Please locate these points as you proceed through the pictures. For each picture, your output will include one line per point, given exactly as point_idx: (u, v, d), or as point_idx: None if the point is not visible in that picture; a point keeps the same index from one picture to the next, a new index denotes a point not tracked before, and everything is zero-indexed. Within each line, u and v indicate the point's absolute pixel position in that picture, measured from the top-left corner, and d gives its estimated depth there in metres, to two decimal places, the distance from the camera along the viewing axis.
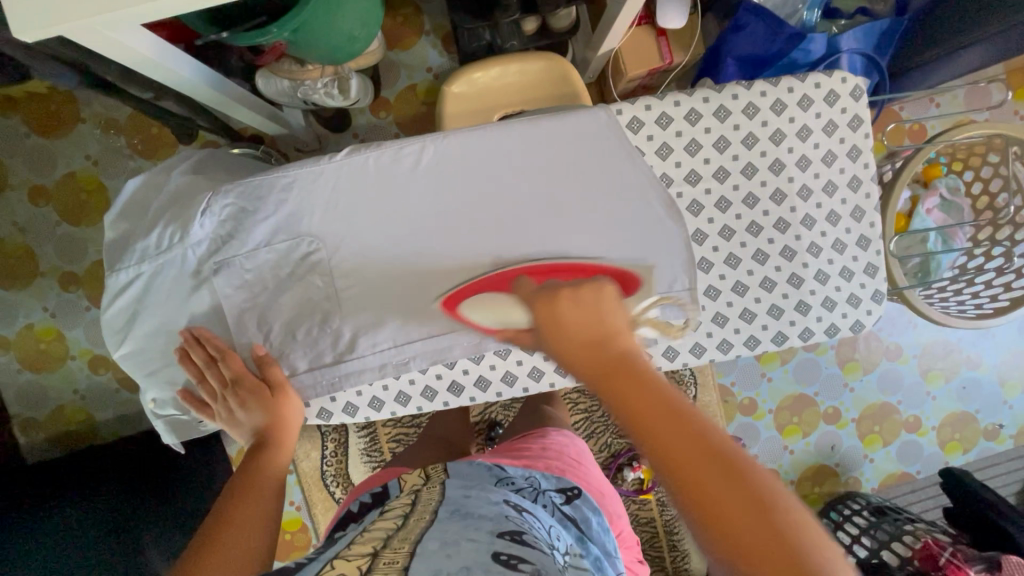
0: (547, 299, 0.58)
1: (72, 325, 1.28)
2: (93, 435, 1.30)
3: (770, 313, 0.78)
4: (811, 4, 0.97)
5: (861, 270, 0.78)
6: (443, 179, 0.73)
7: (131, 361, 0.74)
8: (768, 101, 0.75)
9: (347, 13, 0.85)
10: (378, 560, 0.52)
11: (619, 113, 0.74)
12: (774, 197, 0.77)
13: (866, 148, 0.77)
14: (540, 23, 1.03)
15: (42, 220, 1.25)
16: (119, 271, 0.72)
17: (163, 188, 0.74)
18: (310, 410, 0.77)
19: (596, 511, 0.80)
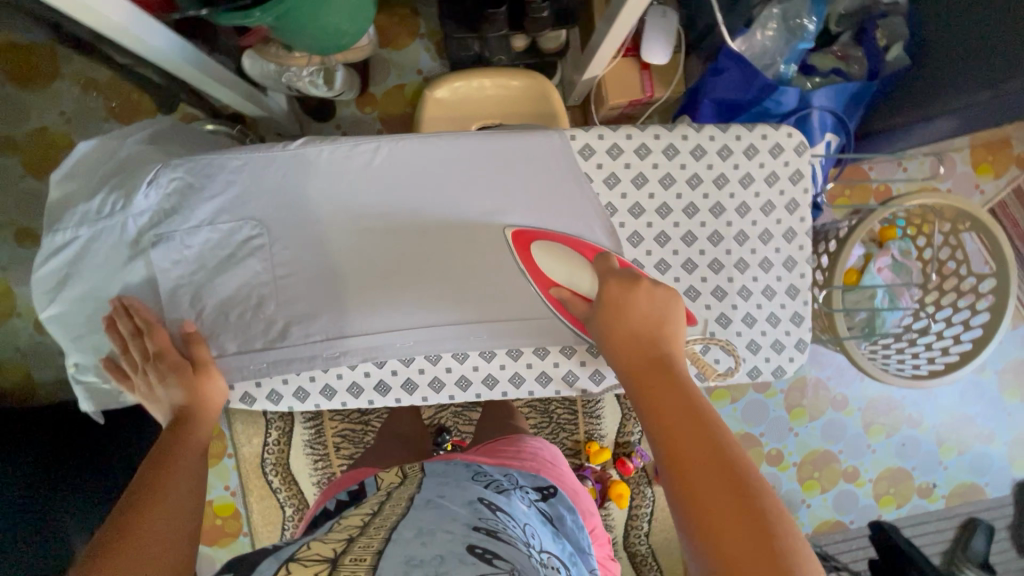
0: (624, 284, 0.65)
1: (21, 281, 1.24)
2: (27, 396, 1.26)
3: (696, 349, 0.80)
4: (788, 59, 0.99)
5: (787, 318, 0.81)
6: (395, 180, 0.74)
7: (59, 323, 0.73)
8: (715, 145, 0.78)
9: (334, 8, 0.87)
10: (353, 547, 0.56)
11: (573, 138, 0.76)
12: (711, 238, 0.79)
13: (803, 202, 0.80)
14: (530, 42, 1.05)
15: (5, 170, 1.22)
16: (57, 232, 0.71)
17: (116, 153, 0.75)
18: (234, 392, 0.76)
19: (569, 509, 0.88)
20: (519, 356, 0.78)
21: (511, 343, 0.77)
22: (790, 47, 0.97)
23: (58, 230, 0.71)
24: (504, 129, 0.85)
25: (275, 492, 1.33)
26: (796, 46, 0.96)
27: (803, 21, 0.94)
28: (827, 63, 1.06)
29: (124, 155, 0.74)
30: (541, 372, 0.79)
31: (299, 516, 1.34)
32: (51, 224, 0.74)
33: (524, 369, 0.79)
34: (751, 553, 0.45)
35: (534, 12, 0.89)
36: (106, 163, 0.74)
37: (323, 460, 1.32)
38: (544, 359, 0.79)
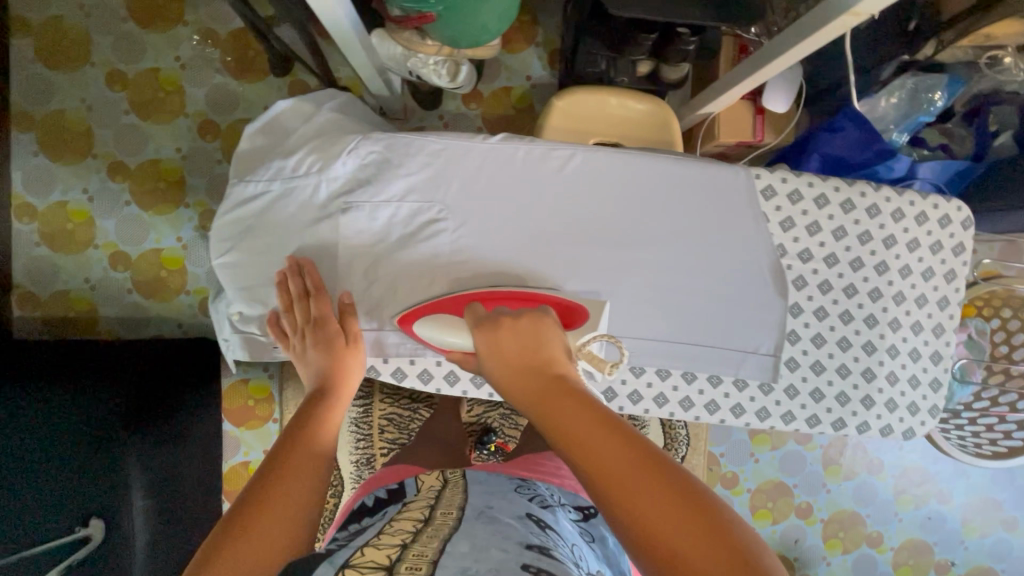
0: (490, 327, 0.60)
1: (106, 214, 1.25)
2: (89, 328, 1.26)
3: (837, 399, 0.76)
4: (903, 128, 1.01)
5: (926, 383, 0.78)
6: (583, 187, 0.74)
7: (227, 269, 0.73)
8: (890, 207, 0.75)
9: (490, 6, 0.90)
10: (405, 552, 0.55)
11: (758, 177, 0.74)
12: (871, 294, 0.76)
13: (961, 274, 0.77)
14: (653, 68, 1.08)
15: (111, 104, 1.24)
16: (248, 182, 0.73)
17: (310, 118, 0.76)
18: (385, 365, 0.75)
19: (611, 531, 0.83)
20: (668, 377, 0.75)
21: (666, 360, 0.74)
22: (908, 118, 0.99)
23: (251, 180, 0.73)
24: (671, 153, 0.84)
25: None
26: (916, 117, 0.98)
27: (933, 95, 0.97)
28: (934, 137, 1.08)
29: (322, 122, 0.76)
30: (686, 397, 0.75)
31: (332, 495, 1.32)
32: (237, 171, 0.75)
33: (669, 391, 0.75)
34: (697, 543, 0.41)
35: (680, 42, 0.92)
36: (274, 120, 0.76)
37: (364, 441, 1.29)
38: (690, 384, 0.75)
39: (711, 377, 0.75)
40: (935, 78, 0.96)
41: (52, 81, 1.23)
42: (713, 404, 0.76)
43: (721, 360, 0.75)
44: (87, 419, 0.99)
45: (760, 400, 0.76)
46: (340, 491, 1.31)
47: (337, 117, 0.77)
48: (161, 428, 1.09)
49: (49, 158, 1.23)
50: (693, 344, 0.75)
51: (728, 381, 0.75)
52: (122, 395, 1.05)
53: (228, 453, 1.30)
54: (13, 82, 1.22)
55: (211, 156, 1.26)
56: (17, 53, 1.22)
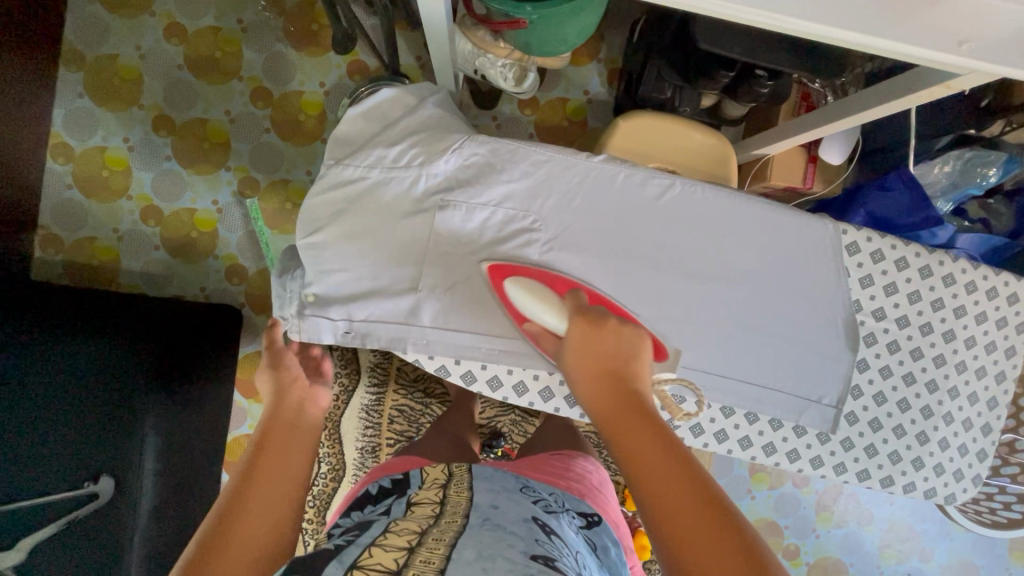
0: (590, 325, 0.59)
1: (144, 166, 1.23)
2: (109, 279, 1.23)
3: (888, 457, 0.77)
4: (949, 198, 1.04)
5: (973, 452, 0.79)
6: (676, 220, 0.75)
7: (312, 251, 0.72)
8: (965, 278, 0.77)
9: (577, 21, 0.90)
10: (413, 556, 0.53)
11: (845, 232, 0.75)
12: (936, 359, 0.77)
13: (1021, 352, 0.79)
14: (716, 103, 1.10)
15: (165, 56, 1.22)
16: (347, 165, 0.72)
17: (413, 109, 0.76)
18: (456, 368, 0.74)
19: (614, 542, 0.74)
20: (731, 415, 0.75)
21: (735, 399, 0.74)
22: (955, 189, 1.02)
23: (349, 164, 0.72)
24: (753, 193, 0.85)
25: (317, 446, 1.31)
26: (964, 190, 1.01)
27: (987, 170, 0.99)
28: (976, 210, 1.11)
29: (404, 112, 0.76)
30: (745, 435, 0.76)
31: (332, 479, 1.30)
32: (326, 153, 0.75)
33: (729, 428, 0.76)
34: None
35: (755, 84, 0.94)
36: (364, 105, 0.76)
37: (372, 430, 1.28)
38: (751, 425, 0.76)
39: (773, 420, 0.75)
40: (994, 155, 0.98)
41: (108, 25, 1.20)
42: (771, 447, 0.76)
43: (786, 405, 0.75)
44: (118, 373, 0.99)
45: (815, 448, 0.77)
46: (340, 473, 1.30)
47: (424, 111, 0.76)
48: (182, 389, 1.07)
49: (94, 102, 1.21)
50: (765, 388, 0.75)
51: (787, 426, 0.76)
52: (153, 347, 1.03)
53: (234, 423, 1.28)
54: (69, 20, 1.19)
55: (258, 124, 1.25)
56: None
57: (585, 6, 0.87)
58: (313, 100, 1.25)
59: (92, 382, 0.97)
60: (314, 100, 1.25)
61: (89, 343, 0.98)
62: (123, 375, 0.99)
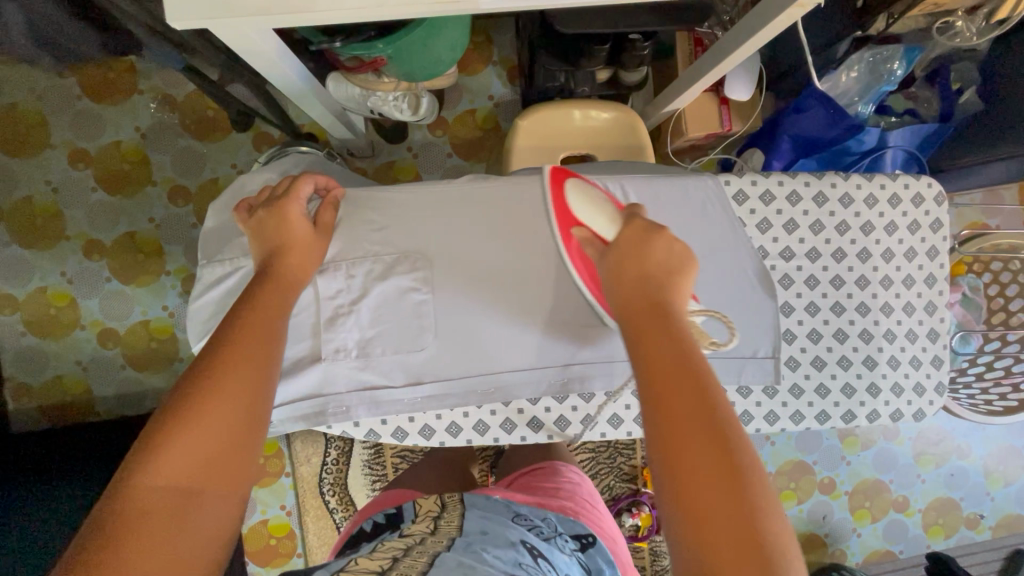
0: (640, 230, 0.56)
1: (88, 294, 1.24)
2: (88, 410, 1.25)
3: (843, 392, 0.77)
4: (868, 99, 1.01)
5: (929, 361, 0.79)
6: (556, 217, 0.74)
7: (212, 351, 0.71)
8: (862, 193, 0.78)
9: (443, 39, 0.89)
10: (399, 562, 0.57)
11: (727, 183, 0.75)
12: (858, 282, 0.77)
13: (944, 249, 0.79)
14: (613, 74, 1.08)
15: (77, 183, 1.23)
16: (217, 262, 0.71)
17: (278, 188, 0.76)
18: (386, 427, 0.79)
19: (610, 562, 0.74)
20: None
21: None
22: (871, 89, 0.99)
23: (220, 260, 0.71)
24: (640, 166, 0.83)
25: (331, 513, 1.31)
26: (879, 89, 0.98)
27: (891, 65, 0.97)
28: (899, 103, 1.09)
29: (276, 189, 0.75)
30: None
31: None
32: (202, 250, 0.74)
33: None
34: (728, 514, 0.42)
35: (634, 49, 0.92)
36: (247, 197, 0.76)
37: (381, 481, 1.27)
38: None
39: None
40: (892, 49, 0.95)
41: (14, 169, 1.22)
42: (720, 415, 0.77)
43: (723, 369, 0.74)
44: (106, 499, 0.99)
45: (766, 404, 0.77)
46: None
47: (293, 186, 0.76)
48: None
49: (23, 246, 1.22)
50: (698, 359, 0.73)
51: (731, 391, 0.75)
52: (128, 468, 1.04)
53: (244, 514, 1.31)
54: None
55: (185, 221, 1.25)
56: None
57: (441, 25, 0.85)
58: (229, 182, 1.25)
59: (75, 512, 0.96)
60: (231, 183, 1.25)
61: (63, 484, 0.98)
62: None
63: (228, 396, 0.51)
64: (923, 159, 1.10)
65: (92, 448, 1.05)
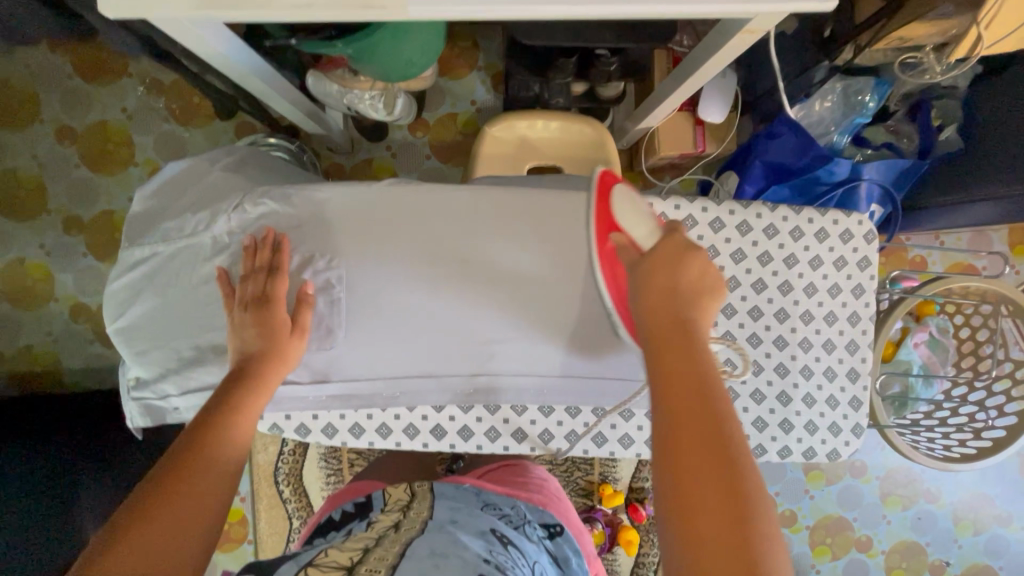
0: (680, 243, 0.53)
1: (64, 268, 1.26)
2: (55, 381, 1.27)
3: (754, 424, 0.79)
4: (843, 130, 1.00)
5: (846, 400, 0.80)
6: (475, 219, 0.71)
7: (126, 334, 0.71)
8: (787, 226, 0.79)
9: (410, 43, 0.90)
10: (370, 552, 0.58)
11: (647, 208, 0.76)
12: (777, 315, 0.79)
13: (870, 289, 0.80)
14: (588, 88, 1.09)
15: (62, 158, 1.26)
16: (137, 247, 0.70)
17: (201, 175, 0.73)
18: (289, 424, 0.80)
19: (576, 551, 0.77)
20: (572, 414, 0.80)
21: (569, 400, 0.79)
22: (847, 119, 0.98)
23: (139, 246, 0.70)
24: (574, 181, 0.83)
25: (284, 503, 1.31)
26: (854, 119, 0.97)
27: (863, 97, 0.96)
28: (879, 135, 1.06)
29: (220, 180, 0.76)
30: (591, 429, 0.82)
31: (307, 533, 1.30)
32: (127, 236, 0.73)
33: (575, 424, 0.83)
34: (726, 537, 0.41)
35: (602, 64, 0.92)
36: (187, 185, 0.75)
37: (336, 476, 1.26)
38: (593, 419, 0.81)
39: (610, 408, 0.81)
40: (863, 81, 0.95)
41: (3, 141, 1.25)
42: (600, 437, 0.85)
43: (622, 392, 0.78)
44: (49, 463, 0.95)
45: None
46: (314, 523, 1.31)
47: (209, 175, 0.73)
48: (118, 472, 1.03)
49: (5, 216, 1.25)
50: (603, 379, 0.77)
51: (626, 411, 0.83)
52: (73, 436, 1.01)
53: None
54: None
55: None
56: None
57: (407, 29, 0.86)
58: None
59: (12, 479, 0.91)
60: None
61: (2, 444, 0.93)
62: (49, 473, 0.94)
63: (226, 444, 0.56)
64: (899, 197, 1.07)
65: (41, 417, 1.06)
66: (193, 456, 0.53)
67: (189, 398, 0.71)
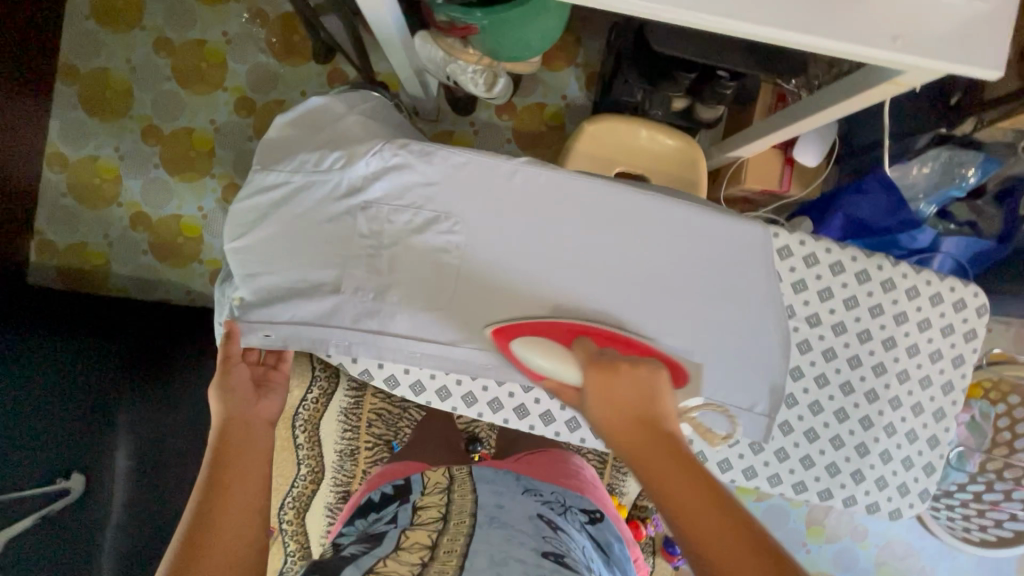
0: (604, 368, 0.60)
1: (133, 175, 1.28)
2: (101, 282, 1.28)
3: (827, 468, 0.80)
4: (932, 200, 1.00)
5: (921, 464, 0.81)
6: (606, 223, 0.77)
7: (240, 255, 0.73)
8: (906, 283, 0.80)
9: (537, 25, 0.90)
10: (436, 554, 0.66)
11: (776, 236, 0.78)
12: (875, 368, 0.80)
13: (969, 361, 0.82)
14: (688, 106, 1.09)
15: (154, 68, 1.27)
16: (273, 170, 0.74)
17: (339, 118, 0.79)
18: (380, 372, 0.76)
19: (617, 539, 0.84)
20: None
21: None
22: (939, 190, 0.98)
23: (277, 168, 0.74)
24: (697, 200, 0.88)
25: (295, 448, 1.22)
26: (947, 191, 0.97)
27: (966, 171, 0.95)
28: (963, 213, 1.07)
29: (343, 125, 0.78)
30: (674, 445, 0.80)
31: (310, 481, 1.28)
32: (259, 159, 0.76)
33: None
34: None
35: (720, 84, 0.92)
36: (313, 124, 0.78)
37: (351, 431, 1.27)
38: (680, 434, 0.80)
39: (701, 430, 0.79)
40: (970, 155, 0.94)
41: (101, 39, 1.26)
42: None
43: (715, 416, 0.78)
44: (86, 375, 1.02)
45: (748, 458, 0.80)
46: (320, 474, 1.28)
47: (349, 119, 0.79)
48: (161, 389, 1.09)
49: (88, 113, 1.26)
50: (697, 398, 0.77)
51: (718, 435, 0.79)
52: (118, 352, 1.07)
53: None
54: (65, 37, 1.25)
55: (242, 133, 1.28)
56: (74, 7, 1.25)
57: (541, 11, 0.86)
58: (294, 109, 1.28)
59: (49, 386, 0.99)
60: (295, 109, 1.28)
61: (52, 345, 1.01)
62: (90, 391, 1.01)
63: (248, 465, 0.62)
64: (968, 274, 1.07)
65: (105, 320, 1.11)
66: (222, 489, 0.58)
67: (293, 325, 0.72)
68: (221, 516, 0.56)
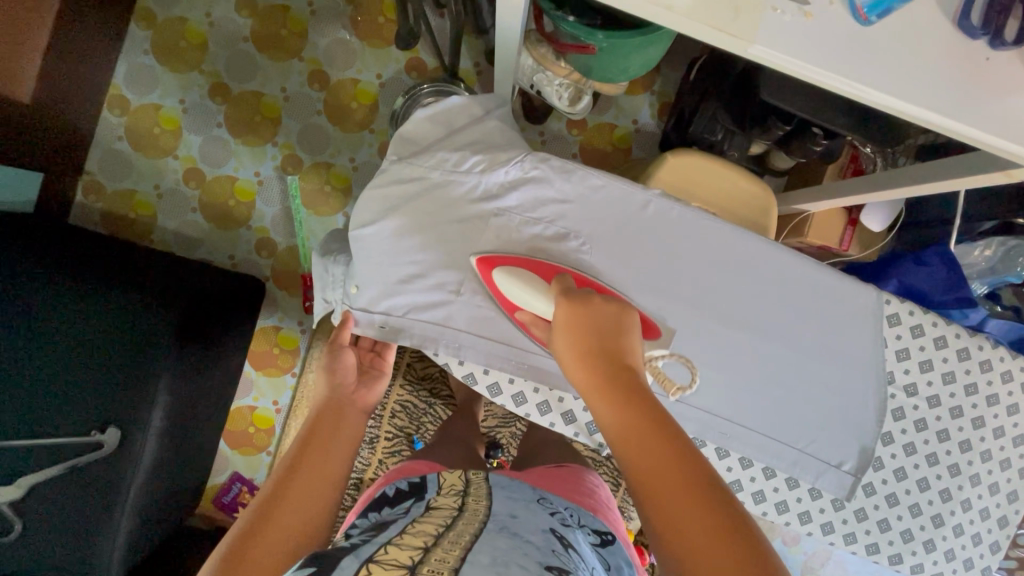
0: (576, 302, 0.65)
1: (194, 130, 1.25)
2: (144, 233, 1.25)
3: (902, 533, 0.89)
4: (984, 282, 1.04)
5: (988, 542, 0.91)
6: (718, 265, 0.85)
7: (362, 239, 0.79)
8: (1002, 367, 0.90)
9: (644, 56, 0.91)
10: (430, 555, 0.51)
11: (887, 302, 0.87)
12: (961, 443, 0.89)
13: None
14: (763, 151, 1.12)
15: (232, 27, 1.25)
16: (411, 161, 0.80)
17: (478, 118, 0.85)
18: (486, 378, 0.87)
19: (627, 563, 0.73)
20: (746, 466, 0.88)
21: (757, 455, 0.86)
22: (995, 274, 1.02)
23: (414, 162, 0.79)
24: None
25: None
26: (1002, 277, 1.01)
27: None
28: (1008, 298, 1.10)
29: (463, 129, 0.83)
30: (759, 489, 0.89)
31: None
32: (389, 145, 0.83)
33: (746, 480, 0.89)
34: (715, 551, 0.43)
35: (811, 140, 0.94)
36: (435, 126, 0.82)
37: (373, 421, 1.23)
38: (767, 479, 0.88)
39: (788, 479, 0.88)
40: None
41: None
42: (760, 494, 0.89)
43: (806, 468, 0.86)
44: (133, 334, 0.97)
45: (828, 512, 0.90)
46: None
47: (487, 119, 0.85)
48: (211, 353, 1.07)
49: (158, 61, 1.24)
50: (789, 445, 0.86)
51: (802, 488, 0.89)
52: (167, 325, 0.98)
53: (240, 393, 1.28)
54: None
55: (312, 106, 1.27)
56: None
57: (654, 42, 0.88)
58: (367, 90, 1.27)
59: (93, 339, 0.95)
60: (368, 91, 1.27)
61: (97, 295, 0.96)
62: (122, 341, 0.96)
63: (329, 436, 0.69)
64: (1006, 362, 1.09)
65: (162, 265, 1.06)
66: (309, 449, 0.66)
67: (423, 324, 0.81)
68: (302, 473, 0.63)
